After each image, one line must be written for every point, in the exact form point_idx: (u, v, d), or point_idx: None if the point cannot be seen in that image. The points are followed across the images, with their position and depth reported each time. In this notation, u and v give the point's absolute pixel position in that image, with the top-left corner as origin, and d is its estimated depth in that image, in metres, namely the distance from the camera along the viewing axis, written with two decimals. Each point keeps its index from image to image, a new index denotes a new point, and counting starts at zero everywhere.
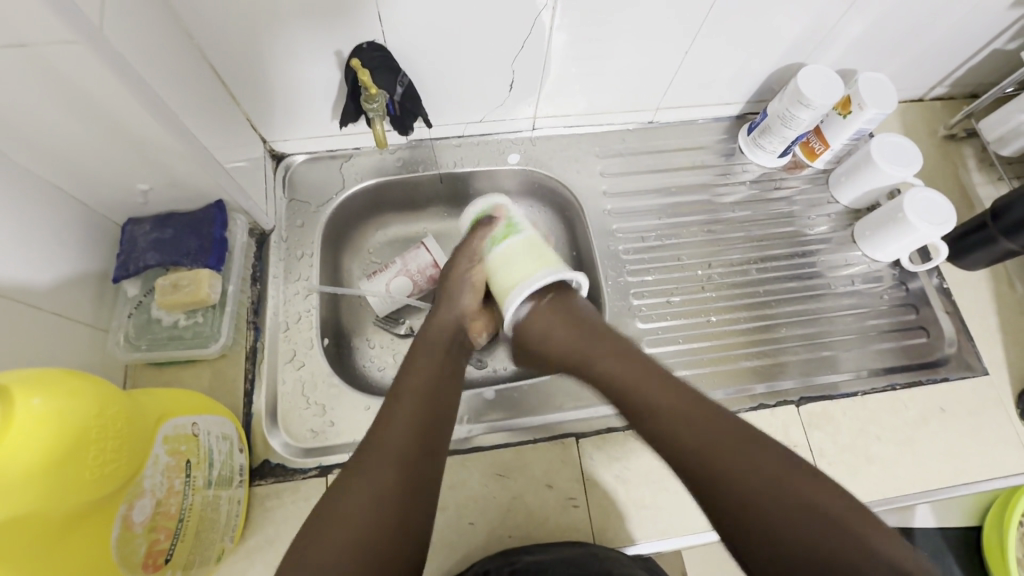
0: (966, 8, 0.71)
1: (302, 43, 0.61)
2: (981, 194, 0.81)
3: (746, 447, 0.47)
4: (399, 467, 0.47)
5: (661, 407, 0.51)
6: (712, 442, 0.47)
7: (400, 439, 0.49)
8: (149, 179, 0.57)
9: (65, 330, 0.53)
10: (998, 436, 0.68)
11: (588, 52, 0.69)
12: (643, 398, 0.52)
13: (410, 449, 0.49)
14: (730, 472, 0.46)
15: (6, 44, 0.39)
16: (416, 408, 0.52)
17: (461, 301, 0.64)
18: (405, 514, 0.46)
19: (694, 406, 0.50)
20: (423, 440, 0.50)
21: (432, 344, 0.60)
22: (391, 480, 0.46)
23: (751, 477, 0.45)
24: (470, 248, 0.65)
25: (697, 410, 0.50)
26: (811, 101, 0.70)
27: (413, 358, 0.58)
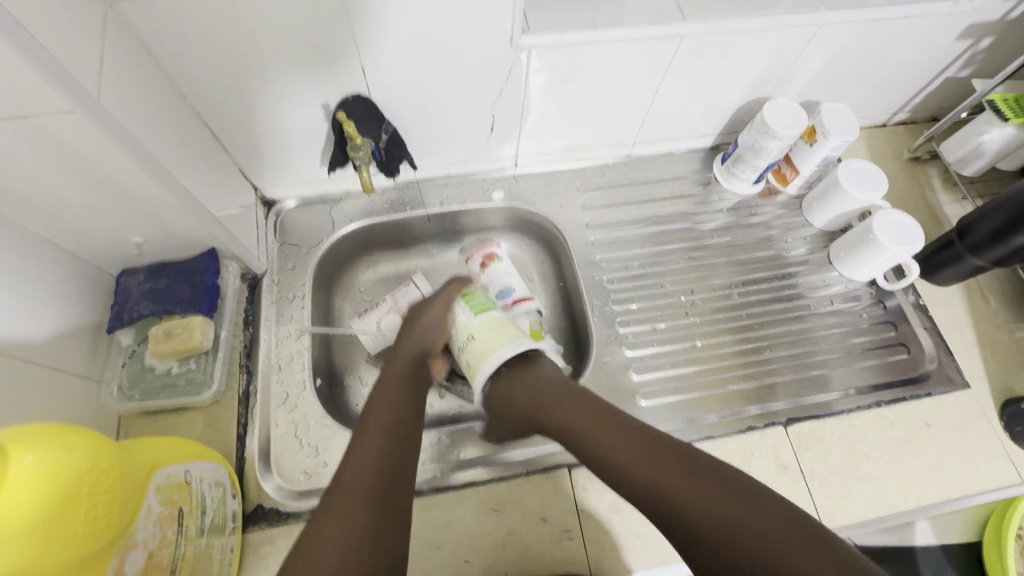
0: (916, 42, 0.75)
1: (290, 96, 0.64)
2: (948, 213, 0.85)
3: (714, 484, 0.49)
4: (370, 491, 0.48)
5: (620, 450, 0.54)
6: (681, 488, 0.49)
7: (371, 466, 0.50)
8: (143, 232, 0.58)
9: (59, 384, 0.54)
10: (983, 448, 0.69)
11: (564, 92, 0.72)
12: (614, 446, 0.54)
13: (377, 478, 0.49)
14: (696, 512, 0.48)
15: (10, 116, 0.41)
16: (381, 435, 0.53)
17: (426, 342, 0.65)
18: (379, 540, 0.46)
19: (658, 453, 0.52)
20: (391, 470, 0.51)
21: (396, 378, 0.61)
22: (362, 505, 0.47)
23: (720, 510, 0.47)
24: (451, 295, 0.67)
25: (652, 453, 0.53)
26: (778, 133, 0.74)
27: (378, 391, 0.59)
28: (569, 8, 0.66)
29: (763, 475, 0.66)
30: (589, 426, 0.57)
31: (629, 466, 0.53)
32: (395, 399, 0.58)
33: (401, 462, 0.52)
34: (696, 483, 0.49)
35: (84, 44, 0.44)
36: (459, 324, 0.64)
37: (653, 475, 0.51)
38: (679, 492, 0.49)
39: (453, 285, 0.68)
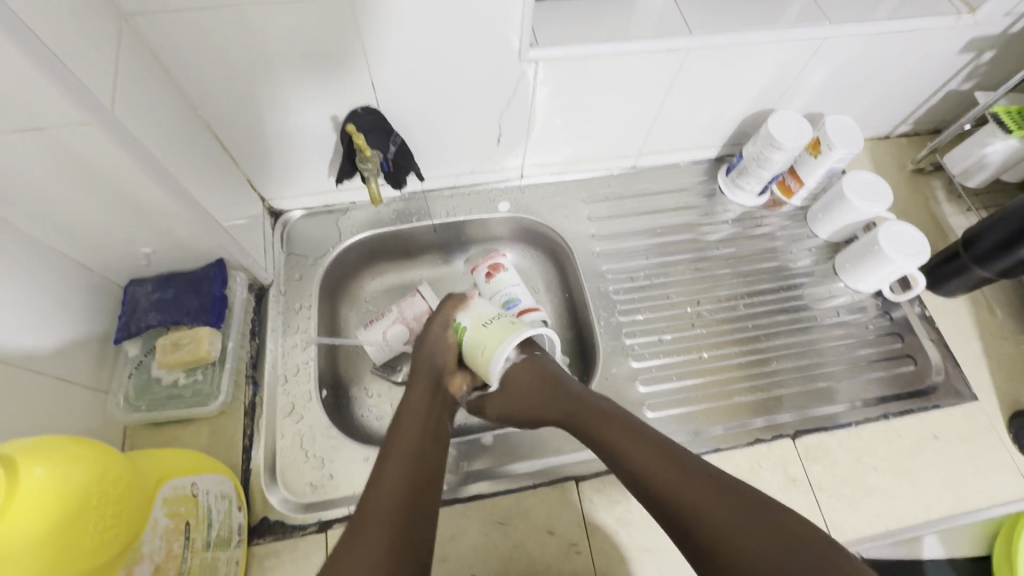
0: (919, 55, 0.76)
1: (299, 108, 0.64)
2: (953, 224, 0.85)
3: (741, 513, 0.46)
4: (393, 516, 0.48)
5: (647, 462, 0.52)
6: (686, 491, 0.48)
7: (394, 492, 0.50)
8: (152, 243, 0.59)
9: (67, 395, 0.54)
10: (993, 461, 0.69)
11: (571, 104, 0.73)
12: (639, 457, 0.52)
13: (400, 504, 0.49)
14: (698, 514, 0.47)
15: (24, 128, 0.41)
16: (402, 461, 0.53)
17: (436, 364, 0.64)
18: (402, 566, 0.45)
19: (680, 461, 0.51)
20: (413, 496, 0.50)
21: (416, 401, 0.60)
22: (386, 528, 0.47)
23: (720, 516, 0.46)
24: (449, 314, 0.66)
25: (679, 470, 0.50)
26: (782, 144, 0.75)
27: (399, 415, 0.58)
28: (575, 21, 0.67)
29: (771, 488, 0.66)
30: (615, 434, 0.55)
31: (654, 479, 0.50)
32: (417, 423, 0.57)
33: (423, 488, 0.51)
34: (722, 507, 0.47)
35: (97, 56, 0.45)
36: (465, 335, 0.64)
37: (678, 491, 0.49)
38: (682, 493, 0.48)
39: (448, 304, 0.67)
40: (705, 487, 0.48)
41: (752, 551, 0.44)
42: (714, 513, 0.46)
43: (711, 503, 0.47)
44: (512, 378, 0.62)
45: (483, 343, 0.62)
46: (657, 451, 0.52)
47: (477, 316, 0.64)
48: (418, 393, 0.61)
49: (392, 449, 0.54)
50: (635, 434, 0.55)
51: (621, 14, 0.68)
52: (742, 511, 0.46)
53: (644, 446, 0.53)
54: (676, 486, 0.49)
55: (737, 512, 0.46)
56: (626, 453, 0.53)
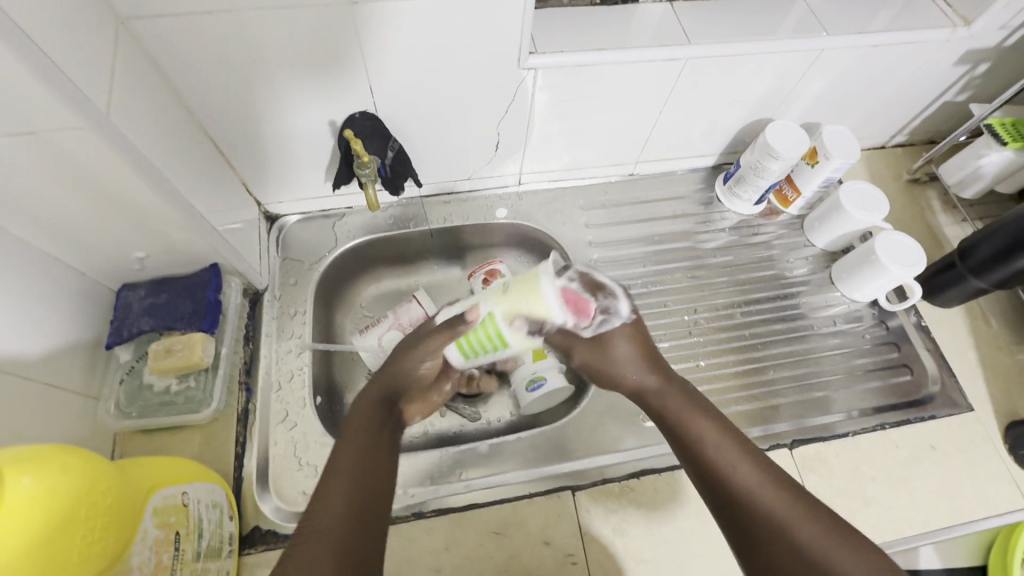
0: (915, 66, 0.76)
1: (296, 112, 0.64)
2: (948, 234, 0.85)
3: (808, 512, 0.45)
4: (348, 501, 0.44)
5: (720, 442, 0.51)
6: (745, 471, 0.48)
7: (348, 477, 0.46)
8: (146, 247, 0.58)
9: (57, 401, 0.53)
10: (988, 472, 0.69)
11: (569, 111, 0.73)
12: (712, 434, 0.51)
13: (354, 488, 0.45)
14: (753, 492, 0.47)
15: (17, 131, 0.41)
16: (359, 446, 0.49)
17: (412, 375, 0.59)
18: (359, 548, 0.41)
19: (756, 455, 0.50)
20: (368, 480, 0.47)
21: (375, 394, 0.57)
22: (340, 512, 0.43)
23: (774, 500, 0.46)
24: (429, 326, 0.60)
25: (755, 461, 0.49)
26: (780, 154, 0.75)
27: (356, 404, 0.55)
28: (574, 29, 0.67)
29: None
30: (693, 412, 0.54)
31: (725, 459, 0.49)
32: (371, 412, 0.54)
33: (377, 473, 0.48)
34: (788, 504, 0.46)
35: (94, 59, 0.44)
36: (503, 317, 0.51)
37: (746, 479, 0.48)
38: (740, 473, 0.48)
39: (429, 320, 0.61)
40: (767, 472, 0.48)
41: (791, 530, 0.44)
42: (768, 495, 0.46)
43: (766, 487, 0.47)
44: (614, 331, 0.58)
45: (527, 304, 0.49)
46: (724, 428, 0.52)
47: (494, 294, 0.52)
48: (378, 383, 0.57)
49: (347, 436, 0.51)
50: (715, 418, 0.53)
51: (620, 22, 0.68)
52: (790, 496, 0.46)
53: (714, 423, 0.53)
54: (737, 465, 0.49)
55: (793, 501, 0.46)
56: (699, 430, 0.52)
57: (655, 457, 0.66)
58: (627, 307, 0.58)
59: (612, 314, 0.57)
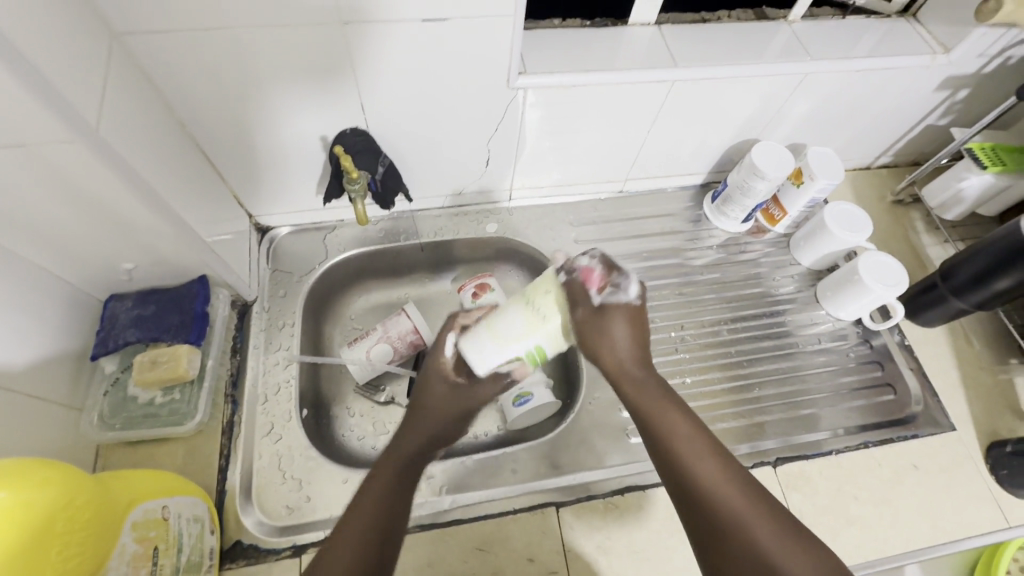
0: (898, 91, 0.78)
1: (288, 127, 0.65)
2: (931, 255, 0.87)
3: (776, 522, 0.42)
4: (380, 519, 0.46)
5: (688, 444, 0.47)
6: (706, 472, 0.45)
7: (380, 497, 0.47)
8: (134, 259, 0.58)
9: (39, 412, 0.53)
10: (970, 492, 0.70)
11: (559, 128, 0.74)
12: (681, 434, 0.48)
13: (386, 512, 0.46)
14: (715, 493, 0.44)
15: (7, 145, 0.41)
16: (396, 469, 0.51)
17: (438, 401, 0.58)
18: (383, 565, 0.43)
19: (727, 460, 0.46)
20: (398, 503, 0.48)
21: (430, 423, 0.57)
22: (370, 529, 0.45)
23: (734, 504, 0.43)
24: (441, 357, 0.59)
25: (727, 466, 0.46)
26: (765, 174, 0.76)
27: (405, 429, 0.56)
28: (564, 49, 0.68)
29: None
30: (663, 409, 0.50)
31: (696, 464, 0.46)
32: (418, 439, 0.55)
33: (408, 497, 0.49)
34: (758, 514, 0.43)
35: (86, 74, 0.45)
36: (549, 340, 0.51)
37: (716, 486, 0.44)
38: (710, 479, 0.45)
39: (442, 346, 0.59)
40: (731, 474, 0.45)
41: (759, 539, 0.41)
42: (728, 498, 0.44)
43: (728, 490, 0.44)
44: (617, 314, 0.50)
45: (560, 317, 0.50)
46: (694, 425, 0.49)
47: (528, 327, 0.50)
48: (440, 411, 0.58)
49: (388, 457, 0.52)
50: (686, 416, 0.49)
51: (609, 44, 0.70)
52: (761, 505, 0.43)
53: (686, 422, 0.49)
54: (706, 466, 0.46)
55: (756, 506, 0.43)
56: (669, 429, 0.48)
57: (639, 474, 0.67)
58: (638, 291, 0.52)
59: (621, 292, 0.50)
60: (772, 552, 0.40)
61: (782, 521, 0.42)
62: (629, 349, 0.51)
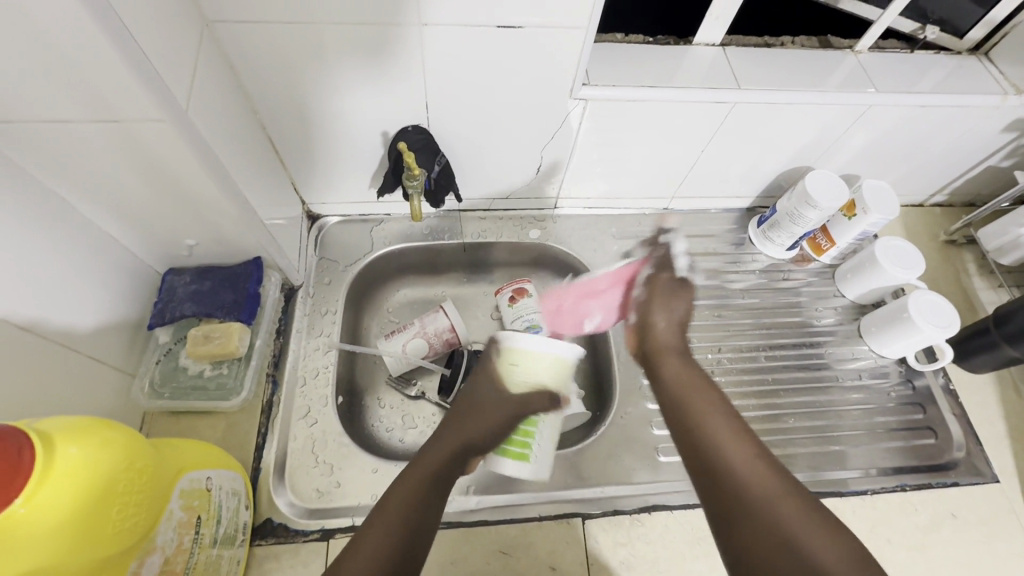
0: (963, 129, 0.77)
1: (351, 119, 0.66)
2: (983, 299, 0.84)
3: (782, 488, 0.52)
4: (403, 521, 0.53)
5: (711, 424, 0.59)
6: (739, 466, 0.55)
7: (411, 498, 0.55)
8: (196, 236, 0.60)
9: (95, 375, 0.56)
10: (1009, 547, 0.67)
11: (612, 141, 0.74)
12: (704, 415, 0.61)
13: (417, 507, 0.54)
14: (736, 470, 0.54)
15: (103, 119, 0.44)
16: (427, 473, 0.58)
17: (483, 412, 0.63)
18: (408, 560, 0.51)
19: (744, 437, 0.58)
20: (426, 505, 0.55)
21: (460, 426, 0.63)
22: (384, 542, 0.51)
23: (753, 480, 0.53)
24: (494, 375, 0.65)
25: (744, 442, 0.57)
26: (820, 204, 0.75)
27: (433, 439, 0.62)
28: (626, 64, 0.69)
29: None
30: (700, 396, 0.63)
31: (717, 439, 0.58)
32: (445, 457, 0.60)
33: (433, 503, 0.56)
34: (766, 479, 0.53)
35: (180, 56, 0.47)
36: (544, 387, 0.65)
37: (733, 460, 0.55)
38: (729, 452, 0.56)
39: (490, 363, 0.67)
40: (761, 465, 0.55)
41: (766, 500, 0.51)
42: (748, 471, 0.54)
43: (750, 466, 0.54)
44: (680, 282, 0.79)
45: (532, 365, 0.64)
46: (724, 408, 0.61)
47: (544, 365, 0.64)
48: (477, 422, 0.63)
49: (419, 463, 0.59)
50: (710, 401, 0.62)
51: (671, 62, 0.70)
52: (770, 474, 0.54)
53: (712, 404, 0.62)
54: (728, 442, 0.57)
55: (783, 492, 0.52)
56: (694, 412, 0.61)
57: (666, 493, 0.66)
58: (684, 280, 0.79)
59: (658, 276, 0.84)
60: (777, 509, 0.50)
61: (796, 498, 0.52)
62: (673, 332, 0.73)
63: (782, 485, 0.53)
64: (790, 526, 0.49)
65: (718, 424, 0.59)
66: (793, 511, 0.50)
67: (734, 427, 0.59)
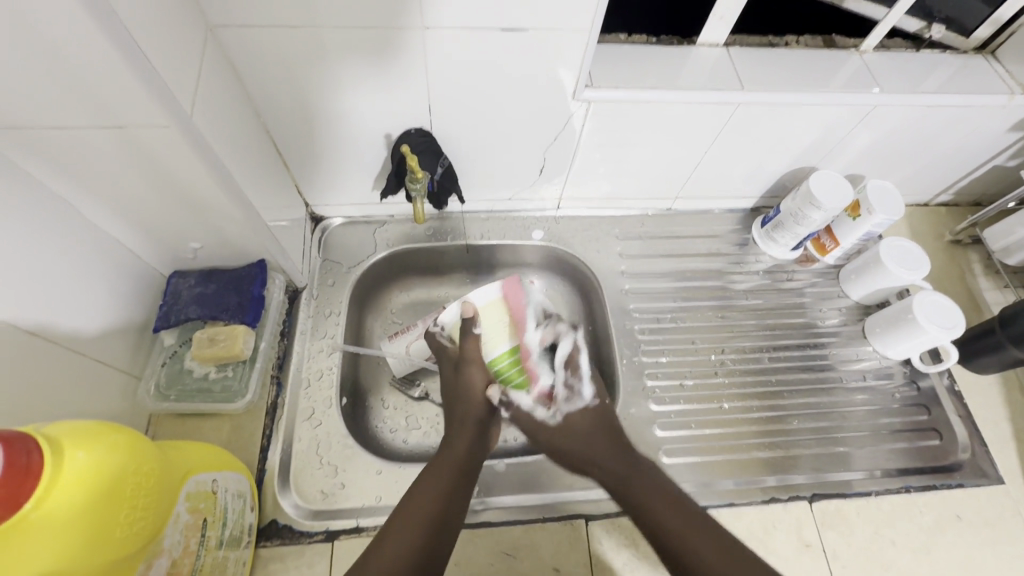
0: (969, 129, 0.76)
1: (353, 122, 0.66)
2: (988, 299, 0.84)
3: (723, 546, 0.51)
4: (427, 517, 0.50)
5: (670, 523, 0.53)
6: (672, 519, 0.53)
7: (430, 500, 0.52)
8: (201, 239, 0.61)
9: (101, 377, 0.56)
10: (1014, 550, 0.67)
11: (616, 142, 0.74)
12: (657, 510, 0.54)
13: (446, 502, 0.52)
14: (685, 542, 0.52)
15: (109, 125, 0.44)
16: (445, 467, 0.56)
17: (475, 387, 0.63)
18: (441, 548, 0.49)
19: (700, 523, 0.53)
20: (451, 498, 0.53)
21: (460, 421, 0.61)
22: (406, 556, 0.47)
23: (692, 532, 0.52)
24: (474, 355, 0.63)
25: (688, 512, 0.54)
26: (824, 205, 0.74)
27: (451, 429, 0.61)
28: (629, 66, 0.69)
29: (783, 550, 0.65)
30: (654, 505, 0.55)
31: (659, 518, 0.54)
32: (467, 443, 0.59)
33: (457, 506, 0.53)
34: (713, 548, 0.51)
35: (184, 61, 0.47)
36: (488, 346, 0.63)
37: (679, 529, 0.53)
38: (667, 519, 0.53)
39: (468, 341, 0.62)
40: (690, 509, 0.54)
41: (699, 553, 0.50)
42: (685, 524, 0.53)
43: (691, 532, 0.52)
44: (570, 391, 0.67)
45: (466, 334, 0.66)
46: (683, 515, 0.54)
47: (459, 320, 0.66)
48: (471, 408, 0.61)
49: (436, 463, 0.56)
50: (664, 495, 0.56)
51: (674, 63, 0.70)
52: (706, 531, 0.52)
53: (670, 501, 0.55)
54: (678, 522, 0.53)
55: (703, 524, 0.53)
56: (655, 514, 0.54)
57: None
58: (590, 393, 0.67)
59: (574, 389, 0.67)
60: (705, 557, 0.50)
61: (740, 560, 0.50)
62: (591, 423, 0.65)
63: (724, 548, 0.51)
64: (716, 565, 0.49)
65: (669, 509, 0.54)
66: (725, 559, 0.50)
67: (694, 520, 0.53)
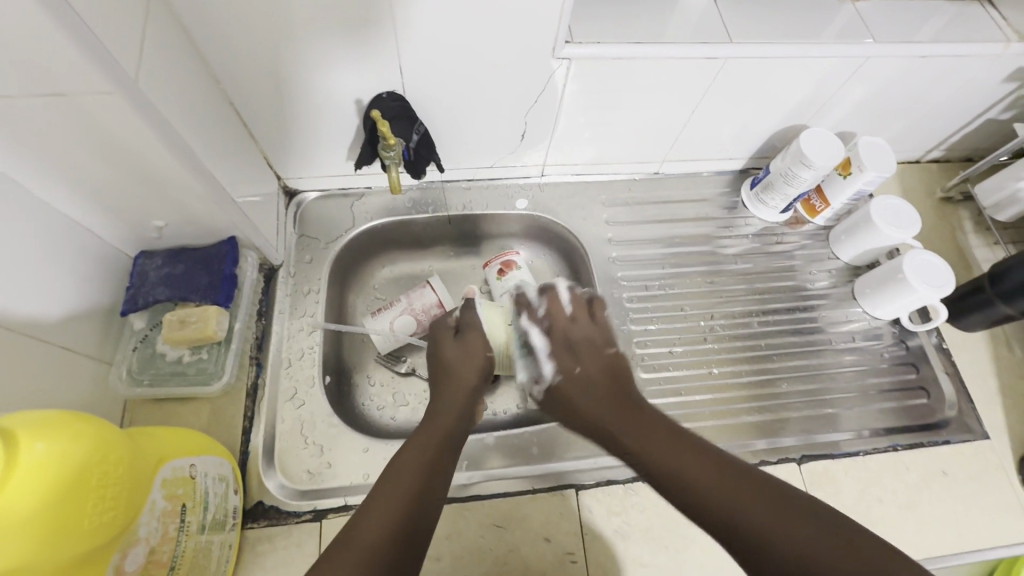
0: (962, 81, 0.74)
1: (321, 87, 0.62)
2: (978, 256, 0.83)
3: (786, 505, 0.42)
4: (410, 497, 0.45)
5: (724, 490, 0.43)
6: (702, 473, 0.45)
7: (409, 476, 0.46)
8: (165, 216, 0.58)
9: (68, 364, 0.54)
10: (998, 502, 0.68)
11: (600, 103, 0.71)
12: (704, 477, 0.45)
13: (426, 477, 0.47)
14: (741, 512, 0.42)
15: (47, 93, 0.41)
16: (427, 444, 0.51)
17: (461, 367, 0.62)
18: (415, 531, 0.44)
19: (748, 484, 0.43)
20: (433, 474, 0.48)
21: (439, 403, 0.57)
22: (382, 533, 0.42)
23: (750, 503, 0.42)
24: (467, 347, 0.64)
25: (745, 477, 0.44)
26: (813, 162, 0.72)
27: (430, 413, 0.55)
28: (611, 21, 0.65)
29: None
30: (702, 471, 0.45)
31: (706, 489, 0.44)
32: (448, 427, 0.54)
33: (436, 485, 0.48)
34: (772, 509, 0.42)
35: (127, 21, 0.43)
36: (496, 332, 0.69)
37: (737, 504, 0.42)
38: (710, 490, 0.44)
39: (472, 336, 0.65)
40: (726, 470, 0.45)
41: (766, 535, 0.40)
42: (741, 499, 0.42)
43: (749, 502, 0.42)
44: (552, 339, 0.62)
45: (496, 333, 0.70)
46: (723, 466, 0.45)
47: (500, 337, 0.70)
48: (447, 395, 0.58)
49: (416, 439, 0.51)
50: (705, 457, 0.46)
51: (659, 17, 0.66)
52: (764, 500, 0.42)
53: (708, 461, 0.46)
54: (727, 488, 0.43)
55: (741, 482, 0.43)
56: (698, 478, 0.45)
57: None
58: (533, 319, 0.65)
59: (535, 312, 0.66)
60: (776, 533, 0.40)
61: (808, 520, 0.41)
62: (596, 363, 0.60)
63: (791, 512, 0.41)
64: (807, 546, 0.39)
65: (709, 466, 0.45)
66: (791, 529, 0.40)
67: (729, 474, 0.44)
